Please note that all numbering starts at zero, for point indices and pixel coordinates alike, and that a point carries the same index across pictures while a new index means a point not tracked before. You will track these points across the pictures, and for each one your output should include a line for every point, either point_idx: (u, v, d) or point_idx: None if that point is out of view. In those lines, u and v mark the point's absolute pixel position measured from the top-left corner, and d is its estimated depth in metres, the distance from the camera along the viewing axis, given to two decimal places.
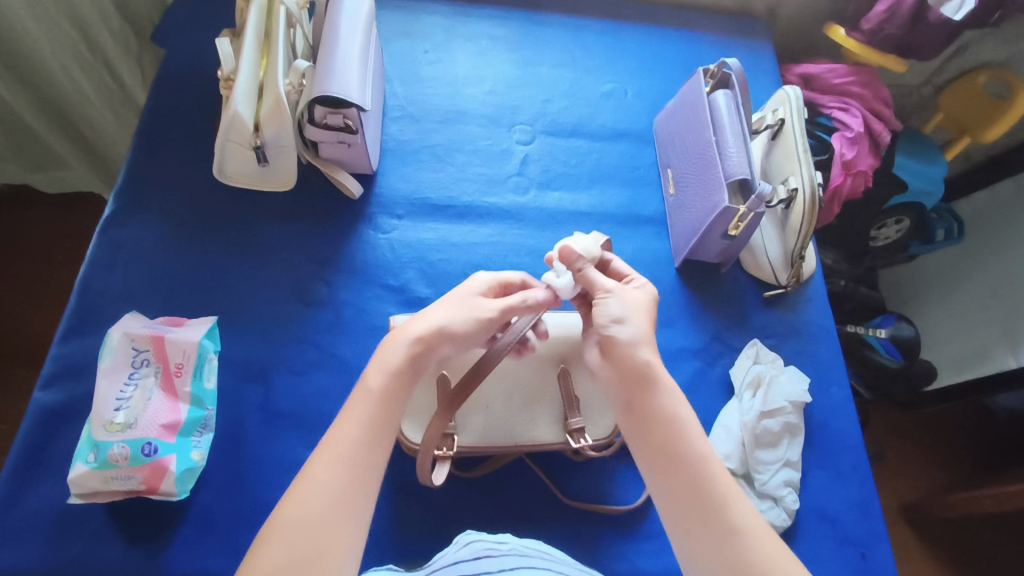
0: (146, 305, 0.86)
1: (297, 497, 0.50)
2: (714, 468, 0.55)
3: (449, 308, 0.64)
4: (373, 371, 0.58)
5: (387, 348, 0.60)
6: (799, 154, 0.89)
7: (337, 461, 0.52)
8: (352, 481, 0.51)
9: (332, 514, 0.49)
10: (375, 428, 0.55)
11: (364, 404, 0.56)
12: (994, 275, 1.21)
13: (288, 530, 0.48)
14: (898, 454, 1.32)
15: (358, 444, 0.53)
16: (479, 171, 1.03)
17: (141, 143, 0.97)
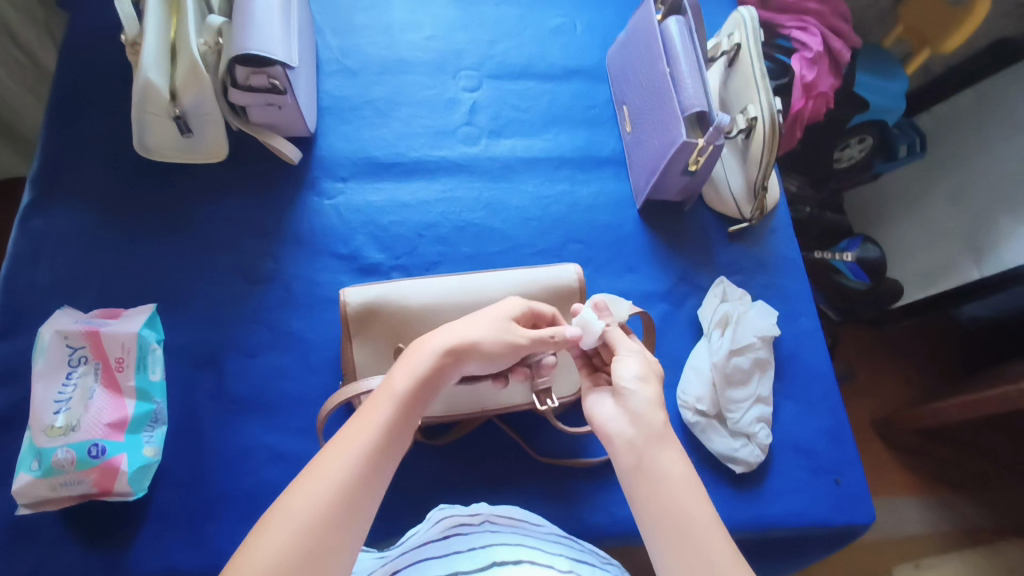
0: (79, 299, 0.81)
1: (304, 493, 0.44)
2: (696, 511, 0.47)
3: (483, 321, 0.57)
4: (401, 369, 0.52)
5: (413, 354, 0.53)
6: (756, 79, 0.84)
7: (353, 459, 0.46)
8: (363, 483, 0.46)
9: (338, 514, 0.44)
10: (396, 430, 0.49)
11: (384, 402, 0.50)
12: (956, 183, 1.20)
13: (290, 529, 0.42)
14: (869, 372, 1.34)
15: (377, 445, 0.48)
16: (426, 124, 0.97)
17: (51, 122, 0.89)
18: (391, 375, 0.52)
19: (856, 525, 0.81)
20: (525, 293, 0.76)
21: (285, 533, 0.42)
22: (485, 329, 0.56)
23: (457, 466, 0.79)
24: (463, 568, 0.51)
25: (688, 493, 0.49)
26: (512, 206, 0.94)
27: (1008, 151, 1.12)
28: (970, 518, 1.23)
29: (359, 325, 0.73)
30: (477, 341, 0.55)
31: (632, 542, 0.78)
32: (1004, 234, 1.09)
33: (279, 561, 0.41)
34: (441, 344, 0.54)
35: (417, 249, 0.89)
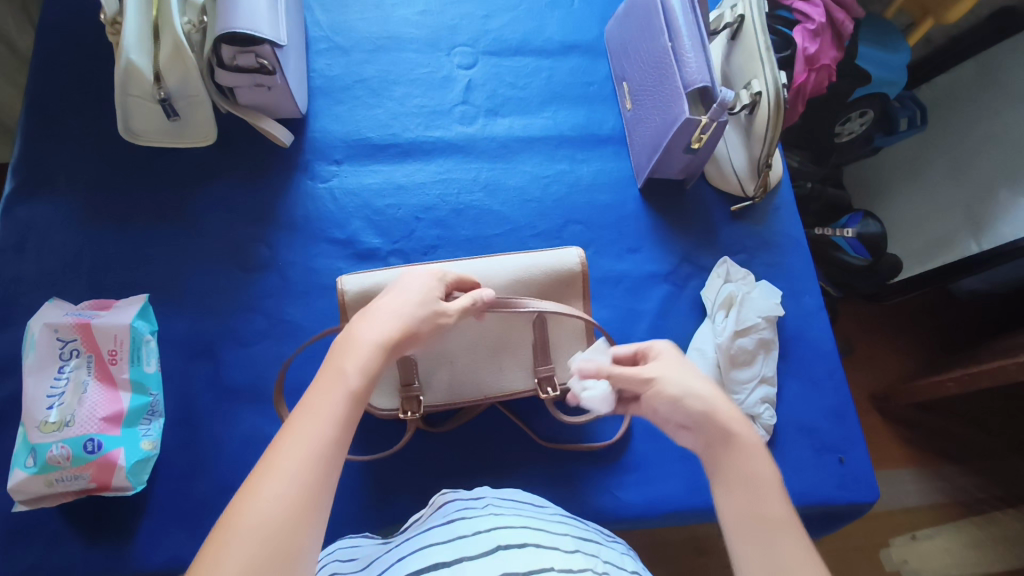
0: (69, 290, 0.79)
1: (254, 502, 0.36)
2: (762, 470, 0.43)
3: (409, 303, 0.51)
4: (348, 358, 0.44)
5: (349, 348, 0.46)
6: (761, 53, 0.82)
7: (304, 458, 0.38)
8: (318, 485, 0.38)
9: (294, 523, 0.36)
10: (350, 424, 0.41)
11: (335, 393, 0.42)
12: (957, 155, 1.18)
13: (241, 550, 0.34)
14: (868, 347, 1.33)
15: (330, 440, 0.40)
16: (420, 103, 0.95)
17: (32, 107, 0.86)
18: (336, 365, 0.44)
19: (860, 503, 0.81)
20: (526, 275, 0.74)
21: (236, 553, 0.34)
22: (413, 312, 0.50)
23: (460, 453, 0.78)
24: (467, 552, 0.49)
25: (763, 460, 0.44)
26: (510, 187, 0.92)
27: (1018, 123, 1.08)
28: (967, 489, 1.23)
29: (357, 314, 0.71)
30: (410, 326, 0.49)
31: (637, 525, 0.78)
32: (1004, 206, 1.07)
33: None
34: (376, 336, 0.47)
35: (414, 233, 0.87)
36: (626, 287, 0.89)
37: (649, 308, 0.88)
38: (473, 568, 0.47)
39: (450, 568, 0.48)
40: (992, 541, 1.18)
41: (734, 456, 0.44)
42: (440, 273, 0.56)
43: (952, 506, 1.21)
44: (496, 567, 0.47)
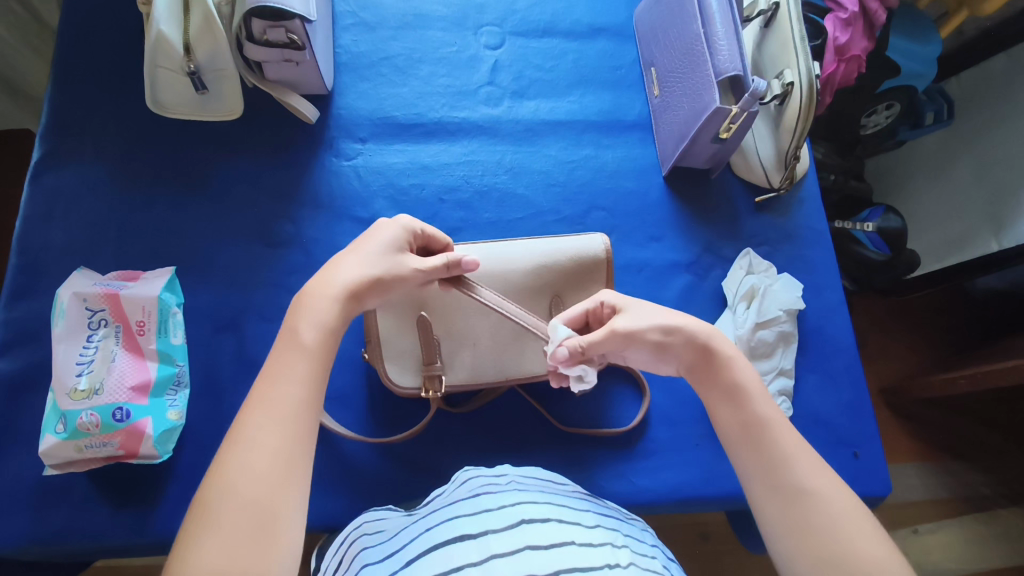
0: (95, 260, 0.80)
1: (235, 458, 0.41)
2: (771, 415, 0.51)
3: (373, 254, 0.56)
4: (304, 319, 0.50)
5: (312, 301, 0.51)
6: (795, 41, 0.80)
7: (273, 416, 0.44)
8: (292, 439, 0.43)
9: (273, 470, 0.41)
10: (313, 382, 0.47)
11: (296, 359, 0.47)
12: (982, 152, 1.16)
13: (226, 496, 0.39)
14: (882, 342, 1.33)
15: (295, 402, 0.45)
16: (446, 83, 0.94)
17: (60, 75, 0.86)
18: (291, 329, 0.49)
19: (873, 497, 0.81)
20: (554, 258, 0.75)
21: (223, 500, 0.39)
22: (376, 262, 0.55)
23: (479, 434, 0.79)
24: (493, 525, 0.50)
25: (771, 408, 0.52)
26: (535, 170, 0.92)
27: None
28: (971, 485, 1.23)
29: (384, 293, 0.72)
30: (370, 278, 0.54)
31: (651, 511, 0.79)
32: None
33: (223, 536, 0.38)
34: (337, 289, 0.52)
35: (438, 214, 0.87)
36: (647, 276, 0.89)
37: (670, 297, 0.88)
38: (499, 541, 0.48)
39: (476, 540, 0.49)
40: (994, 537, 1.19)
41: (744, 424, 0.51)
42: (411, 223, 0.59)
43: (955, 502, 1.21)
44: (521, 540, 0.48)
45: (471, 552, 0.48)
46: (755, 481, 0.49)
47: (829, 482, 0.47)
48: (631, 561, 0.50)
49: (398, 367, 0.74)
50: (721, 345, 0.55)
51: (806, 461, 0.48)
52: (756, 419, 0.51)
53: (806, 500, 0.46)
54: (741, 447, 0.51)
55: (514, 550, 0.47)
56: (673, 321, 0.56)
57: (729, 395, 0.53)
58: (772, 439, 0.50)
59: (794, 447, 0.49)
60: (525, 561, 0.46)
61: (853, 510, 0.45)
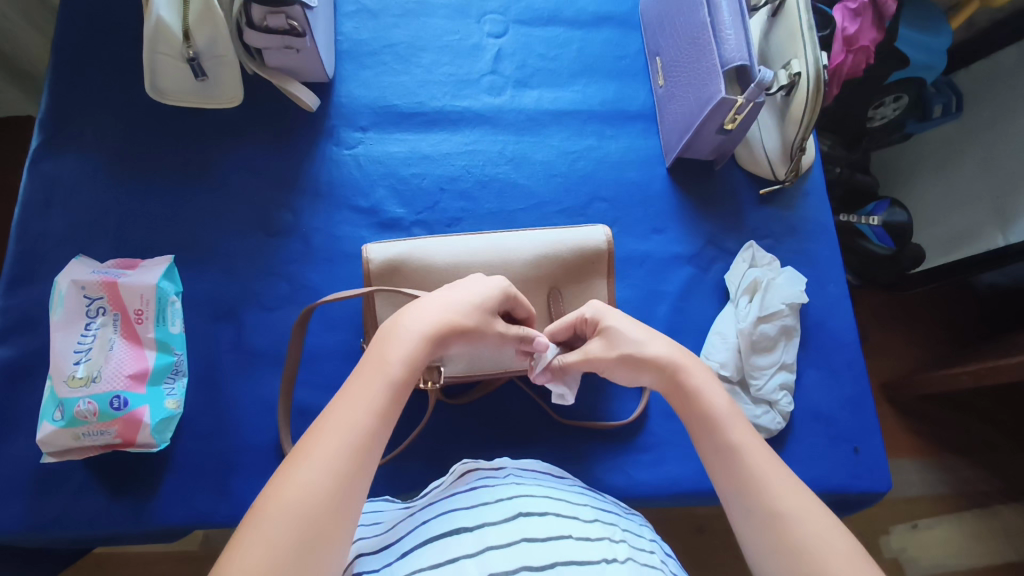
0: (94, 247, 0.79)
1: (296, 477, 0.41)
2: (746, 440, 0.50)
3: (465, 303, 0.54)
4: (390, 350, 0.49)
5: (397, 339, 0.50)
6: (802, 31, 0.79)
7: (341, 442, 0.43)
8: (356, 469, 0.43)
9: (332, 499, 0.41)
10: (385, 416, 0.46)
11: (375, 385, 0.47)
12: (991, 146, 1.14)
13: (279, 516, 0.39)
14: (885, 337, 1.32)
15: (366, 431, 0.44)
16: (448, 71, 0.93)
17: (59, 60, 0.85)
18: (378, 355, 0.49)
19: (872, 494, 0.81)
20: (555, 248, 0.74)
21: (276, 519, 0.39)
22: (466, 311, 0.54)
23: (477, 426, 0.78)
24: (490, 518, 0.50)
25: (747, 433, 0.50)
26: (537, 161, 0.91)
27: None
28: (970, 482, 1.23)
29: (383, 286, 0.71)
30: (457, 325, 0.53)
31: (650, 504, 0.78)
32: None
33: (272, 555, 0.38)
34: (423, 327, 0.51)
35: (438, 204, 0.87)
36: (648, 268, 0.88)
37: (671, 289, 0.88)
38: (496, 534, 0.48)
39: (473, 532, 0.49)
40: (993, 534, 1.19)
41: (719, 451, 0.50)
42: (509, 287, 0.58)
43: (954, 498, 1.21)
44: (518, 532, 0.48)
45: (467, 544, 0.48)
46: (734, 507, 0.48)
47: (808, 505, 0.45)
48: (629, 556, 0.49)
49: None
50: (660, 351, 0.55)
51: (785, 486, 0.47)
52: (728, 445, 0.50)
53: (782, 526, 0.45)
54: (720, 471, 0.49)
55: (511, 543, 0.47)
56: (636, 339, 0.57)
57: (702, 420, 0.51)
58: (745, 463, 0.48)
59: (767, 466, 0.48)
60: (521, 554, 0.46)
61: (833, 534, 0.44)
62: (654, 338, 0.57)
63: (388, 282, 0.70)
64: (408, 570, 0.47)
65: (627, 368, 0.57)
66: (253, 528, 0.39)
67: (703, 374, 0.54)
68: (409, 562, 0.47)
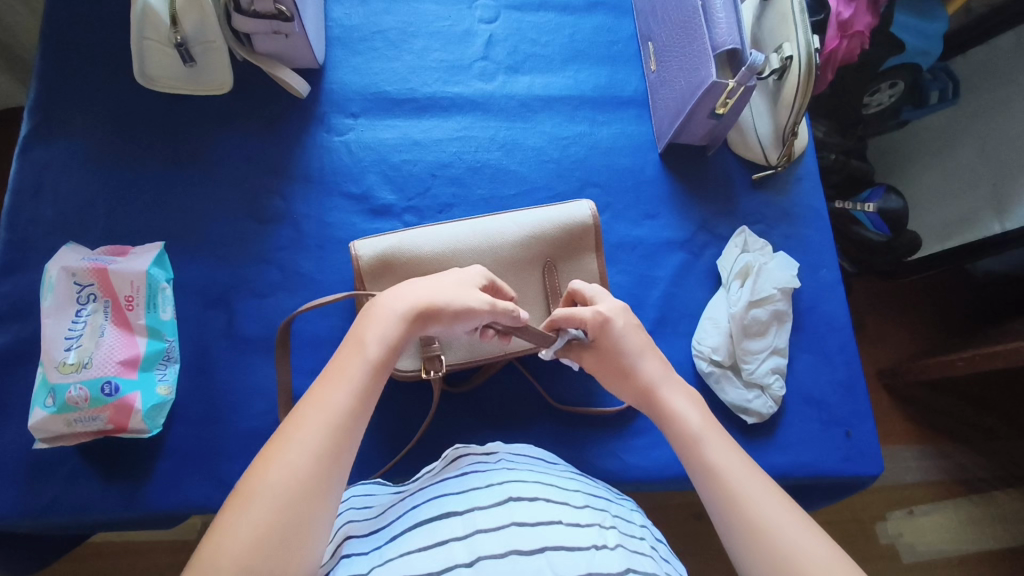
0: (84, 235, 0.79)
1: (280, 456, 0.44)
2: (726, 456, 0.54)
3: (449, 285, 0.57)
4: (368, 334, 0.52)
5: (379, 316, 0.54)
6: (794, 13, 0.78)
7: (321, 422, 0.46)
8: (334, 449, 0.46)
9: (309, 480, 0.43)
10: (364, 396, 0.49)
11: (354, 369, 0.50)
12: (985, 136, 1.14)
13: (264, 493, 0.42)
14: (879, 324, 1.32)
15: (343, 413, 0.47)
16: (439, 57, 0.92)
17: (48, 47, 0.85)
18: (358, 341, 0.52)
19: (865, 477, 0.81)
20: (545, 229, 0.74)
21: (258, 496, 0.42)
22: (449, 292, 0.57)
23: (470, 411, 0.79)
24: (480, 502, 0.50)
25: (726, 451, 0.54)
26: (528, 147, 0.90)
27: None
28: (965, 467, 1.23)
29: (374, 276, 0.70)
30: (438, 304, 0.55)
31: (643, 488, 0.79)
32: None
33: (253, 530, 0.41)
34: (401, 308, 0.54)
35: (429, 190, 0.87)
36: (641, 254, 0.88)
37: (664, 275, 0.88)
38: (485, 517, 0.49)
39: (462, 516, 0.49)
40: (987, 519, 1.20)
41: (702, 472, 0.54)
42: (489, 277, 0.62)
43: (949, 484, 1.22)
44: (507, 516, 0.49)
45: (456, 528, 0.48)
46: (722, 527, 0.51)
47: (787, 515, 0.49)
48: (618, 541, 0.49)
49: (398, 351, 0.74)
50: (651, 371, 0.61)
51: (764, 499, 0.50)
52: (707, 467, 0.54)
53: (763, 539, 0.48)
54: (706, 493, 0.53)
55: (501, 526, 0.48)
56: (632, 343, 0.62)
57: (686, 441, 0.56)
58: (725, 481, 0.52)
59: (745, 481, 0.52)
60: (511, 538, 0.46)
61: (814, 542, 0.47)
62: (648, 353, 0.62)
63: (381, 275, 0.70)
64: (398, 553, 0.47)
65: (619, 374, 0.63)
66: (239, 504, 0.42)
67: (691, 407, 0.59)
68: (399, 545, 0.48)
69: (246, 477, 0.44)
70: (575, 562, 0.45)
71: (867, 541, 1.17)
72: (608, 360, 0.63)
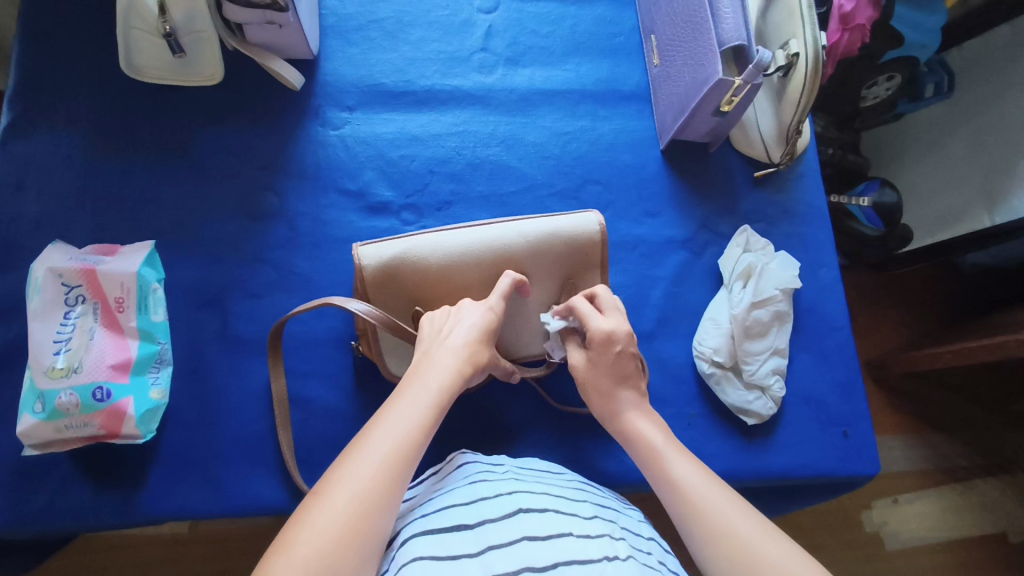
0: (70, 233, 0.76)
1: (342, 481, 0.44)
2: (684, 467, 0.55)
3: (483, 337, 0.61)
4: (429, 377, 0.54)
5: (435, 365, 0.56)
6: (801, 10, 0.76)
7: (385, 454, 0.46)
8: (396, 475, 0.46)
9: (370, 504, 0.44)
10: (426, 429, 0.50)
11: (417, 405, 0.51)
12: (979, 131, 1.12)
13: (327, 516, 0.42)
14: (870, 317, 1.32)
15: (409, 441, 0.48)
16: (437, 48, 0.90)
17: (27, 34, 0.81)
18: (419, 383, 0.53)
19: (860, 477, 0.82)
20: (558, 235, 0.72)
21: (322, 516, 0.42)
22: (484, 347, 0.60)
23: (470, 413, 0.78)
24: (490, 516, 0.50)
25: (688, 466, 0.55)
26: (528, 142, 0.89)
27: (1010, 112, 1.07)
28: (951, 457, 1.25)
29: (376, 284, 0.69)
30: (481, 361, 0.59)
31: (643, 489, 0.79)
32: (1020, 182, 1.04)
33: (316, 549, 0.41)
34: (455, 361, 0.57)
35: (428, 187, 0.85)
36: (642, 252, 0.87)
37: (665, 274, 0.87)
38: (495, 532, 0.48)
39: (472, 529, 0.48)
40: (970, 507, 1.22)
41: (670, 488, 0.54)
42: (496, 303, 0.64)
43: (935, 473, 1.23)
44: (518, 531, 0.48)
45: (467, 542, 0.47)
46: (692, 536, 0.50)
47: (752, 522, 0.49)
48: (630, 555, 0.48)
49: (394, 356, 0.73)
50: (626, 396, 0.63)
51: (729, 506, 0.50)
52: (671, 479, 0.54)
53: (736, 542, 0.48)
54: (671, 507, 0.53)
55: (512, 541, 0.46)
56: (627, 369, 0.63)
57: (649, 458, 0.57)
58: (691, 494, 0.52)
59: (709, 495, 0.52)
60: (522, 553, 0.45)
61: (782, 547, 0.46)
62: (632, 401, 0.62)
63: (385, 285, 0.69)
64: (409, 560, 0.46)
65: (600, 392, 0.63)
66: (298, 529, 0.42)
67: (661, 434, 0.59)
68: (410, 552, 0.47)
69: (312, 495, 0.44)
70: (589, 572, 0.44)
71: (853, 529, 1.19)
72: (598, 376, 0.63)
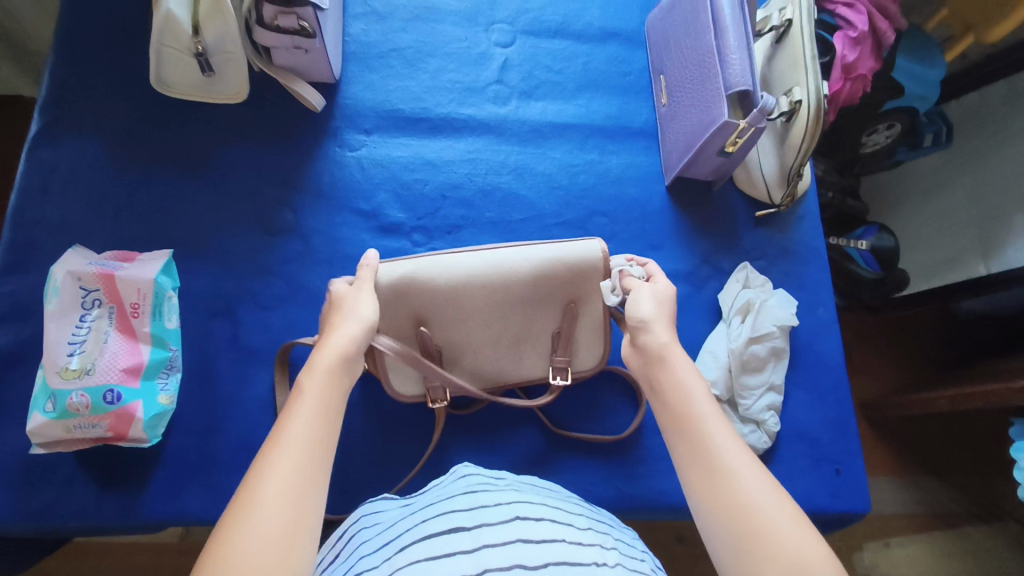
0: (91, 240, 0.79)
1: (244, 525, 0.37)
2: (690, 390, 0.50)
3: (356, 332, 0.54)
4: (311, 381, 0.47)
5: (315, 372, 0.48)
6: (805, 60, 0.80)
7: (284, 483, 0.40)
8: (302, 502, 0.40)
9: (282, 542, 0.37)
10: (321, 440, 0.43)
11: (306, 416, 0.44)
12: (977, 176, 1.15)
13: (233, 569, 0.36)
14: (865, 357, 1.34)
15: (307, 459, 0.42)
16: (454, 79, 0.93)
17: (62, 47, 0.84)
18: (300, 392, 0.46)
19: (850, 514, 0.83)
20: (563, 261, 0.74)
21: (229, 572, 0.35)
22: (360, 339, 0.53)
23: (470, 434, 0.79)
24: (487, 519, 0.51)
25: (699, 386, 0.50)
26: (538, 172, 0.92)
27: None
28: (943, 502, 1.25)
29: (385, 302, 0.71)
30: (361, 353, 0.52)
31: (635, 516, 0.80)
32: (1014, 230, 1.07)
33: None
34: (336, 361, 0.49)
35: (439, 211, 0.87)
36: None
37: None
38: (491, 532, 0.49)
39: (469, 531, 0.49)
40: (960, 554, 1.21)
41: (676, 416, 0.49)
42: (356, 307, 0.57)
43: (924, 517, 1.23)
44: (513, 533, 0.49)
45: (463, 540, 0.48)
46: (689, 480, 0.46)
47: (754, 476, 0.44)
48: (618, 561, 0.50)
49: (397, 374, 0.75)
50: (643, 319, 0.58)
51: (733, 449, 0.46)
52: (676, 412, 0.49)
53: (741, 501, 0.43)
54: (672, 437, 0.49)
55: (506, 542, 0.48)
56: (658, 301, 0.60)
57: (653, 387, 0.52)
58: (700, 434, 0.47)
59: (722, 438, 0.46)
60: (516, 552, 0.46)
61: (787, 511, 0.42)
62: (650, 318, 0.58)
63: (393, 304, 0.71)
64: (406, 561, 0.47)
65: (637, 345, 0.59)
66: (224, 536, 0.37)
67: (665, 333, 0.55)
68: (409, 552, 0.47)
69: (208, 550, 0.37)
70: None
71: None
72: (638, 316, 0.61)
